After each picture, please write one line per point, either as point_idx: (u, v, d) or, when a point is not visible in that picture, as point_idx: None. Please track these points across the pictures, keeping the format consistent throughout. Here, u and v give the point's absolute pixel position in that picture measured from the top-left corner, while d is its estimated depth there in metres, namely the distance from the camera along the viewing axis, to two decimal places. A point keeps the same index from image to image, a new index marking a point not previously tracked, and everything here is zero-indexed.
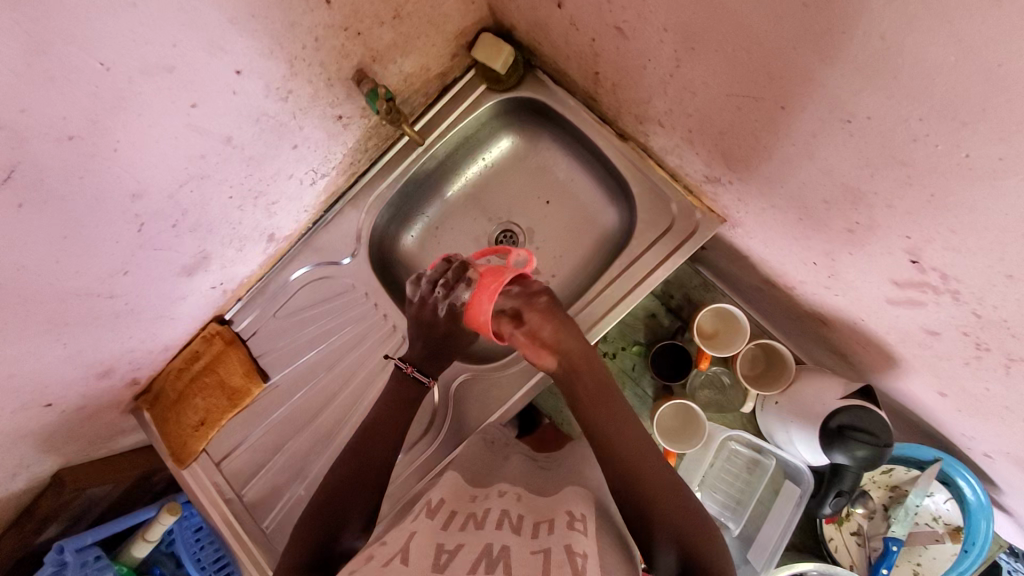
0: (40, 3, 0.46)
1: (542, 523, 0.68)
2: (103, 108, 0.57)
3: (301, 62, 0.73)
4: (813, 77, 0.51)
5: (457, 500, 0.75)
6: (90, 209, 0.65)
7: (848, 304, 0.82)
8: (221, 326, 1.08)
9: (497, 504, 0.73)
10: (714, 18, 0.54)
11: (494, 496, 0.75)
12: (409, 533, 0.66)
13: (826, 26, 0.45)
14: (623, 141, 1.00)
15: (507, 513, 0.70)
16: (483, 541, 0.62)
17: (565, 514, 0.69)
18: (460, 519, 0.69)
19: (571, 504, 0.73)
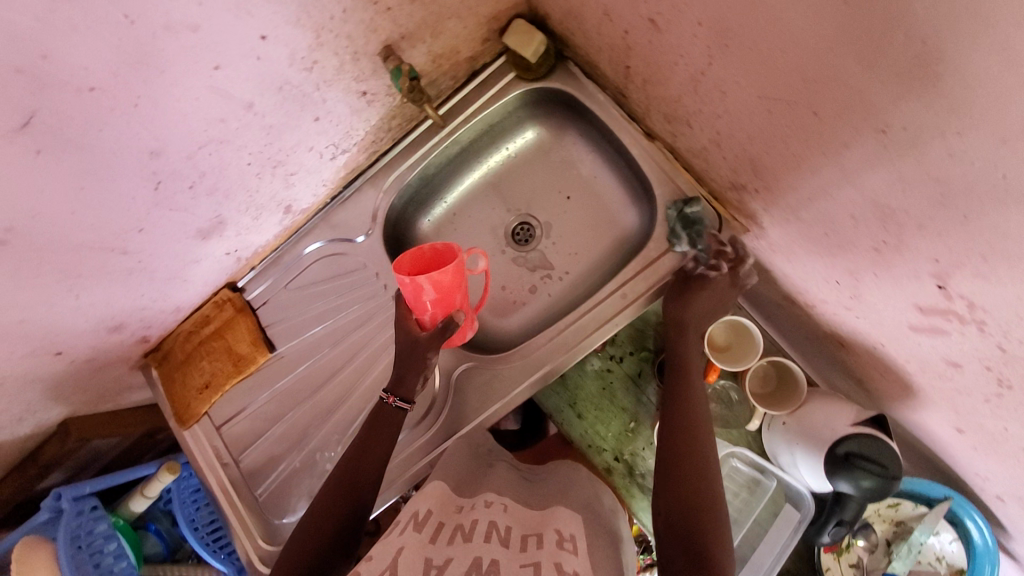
0: None
1: (530, 536, 0.69)
2: (127, 62, 0.57)
3: (328, 33, 0.72)
4: (848, 81, 0.48)
5: (444, 511, 0.74)
6: (108, 162, 0.66)
7: (870, 327, 0.79)
8: (234, 293, 1.10)
9: (484, 514, 0.72)
10: (752, 15, 0.52)
11: (480, 506, 0.75)
12: (395, 546, 0.65)
13: (868, 27, 0.42)
14: (650, 141, 0.97)
15: (495, 525, 0.70)
16: (471, 554, 0.63)
17: (554, 531, 0.69)
18: (447, 531, 0.69)
19: (561, 521, 0.72)
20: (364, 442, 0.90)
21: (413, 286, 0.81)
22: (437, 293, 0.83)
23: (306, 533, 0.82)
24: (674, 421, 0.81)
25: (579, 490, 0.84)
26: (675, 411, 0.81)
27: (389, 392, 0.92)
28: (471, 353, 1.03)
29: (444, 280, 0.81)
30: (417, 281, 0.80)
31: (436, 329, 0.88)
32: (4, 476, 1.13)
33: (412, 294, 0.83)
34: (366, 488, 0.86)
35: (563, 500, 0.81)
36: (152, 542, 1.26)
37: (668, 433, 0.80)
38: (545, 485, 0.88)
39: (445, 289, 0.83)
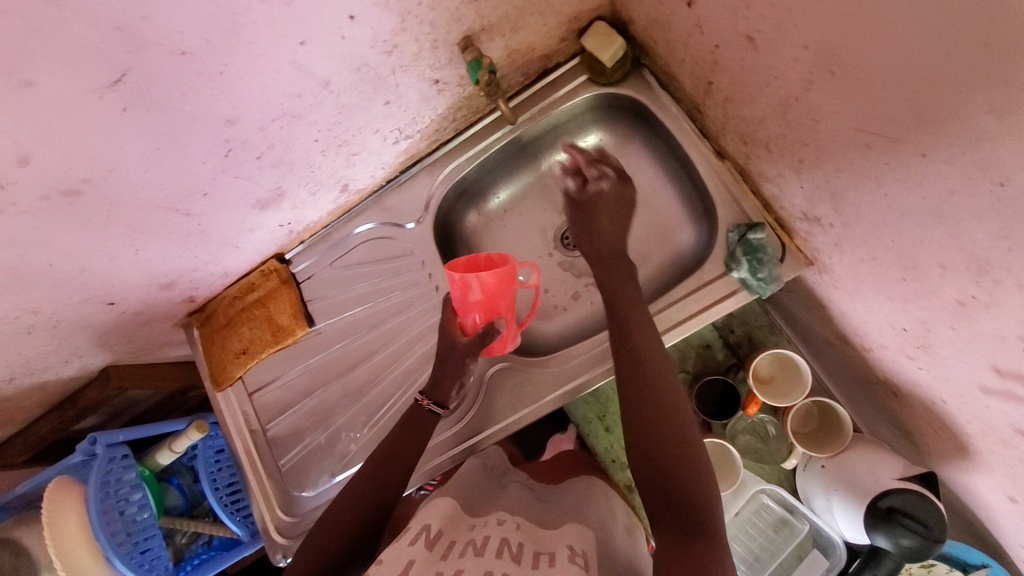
0: None
1: (542, 553, 0.67)
2: (219, 30, 0.57)
3: (414, 19, 0.71)
4: (967, 125, 0.45)
5: (454, 528, 0.73)
6: (186, 126, 0.66)
7: (931, 381, 0.76)
8: (281, 264, 1.11)
9: (496, 531, 0.72)
10: (868, 44, 0.49)
11: (492, 524, 0.74)
12: (405, 559, 0.64)
13: (1004, 72, 0.39)
14: (720, 160, 0.94)
15: (507, 542, 0.69)
16: (482, 568, 0.62)
17: (566, 548, 0.68)
18: (459, 547, 0.68)
19: (572, 539, 0.70)
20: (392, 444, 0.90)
21: (462, 284, 0.80)
22: (483, 297, 0.82)
23: (331, 520, 0.81)
24: (628, 384, 0.77)
25: (596, 510, 0.82)
26: (630, 373, 0.78)
27: (424, 394, 0.93)
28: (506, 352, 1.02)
29: (493, 284, 0.80)
30: (467, 279, 0.79)
31: (475, 336, 0.87)
32: (40, 414, 1.15)
33: (459, 295, 0.82)
34: (392, 480, 0.86)
35: (571, 517, 0.79)
36: (172, 497, 1.28)
37: (640, 399, 0.75)
38: (555, 503, 0.86)
39: (492, 295, 0.82)
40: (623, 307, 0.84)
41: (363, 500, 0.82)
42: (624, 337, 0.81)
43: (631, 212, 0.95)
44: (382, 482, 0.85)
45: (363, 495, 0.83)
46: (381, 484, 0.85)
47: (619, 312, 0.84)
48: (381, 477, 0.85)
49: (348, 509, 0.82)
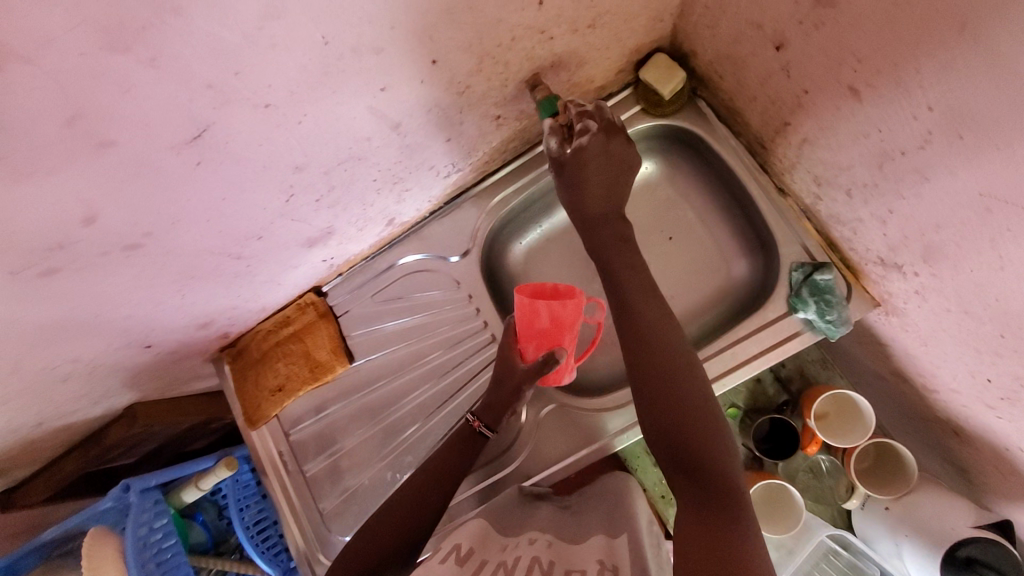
0: None
1: (573, 569, 0.65)
2: (306, 82, 0.53)
3: (490, 60, 0.68)
4: None
5: (483, 548, 0.73)
6: (255, 174, 0.62)
7: (1011, 430, 0.74)
8: (318, 297, 1.06)
9: (528, 550, 0.71)
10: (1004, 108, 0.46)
11: (523, 544, 0.73)
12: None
13: None
14: (782, 196, 0.92)
15: (537, 560, 0.68)
16: None
17: (597, 562, 0.66)
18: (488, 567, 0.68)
19: (598, 551, 0.69)
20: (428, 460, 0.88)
21: (528, 308, 0.77)
22: (550, 325, 0.79)
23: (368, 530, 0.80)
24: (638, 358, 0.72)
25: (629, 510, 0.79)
26: (634, 340, 0.72)
27: (477, 416, 0.89)
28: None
29: (561, 313, 0.77)
30: (533, 304, 0.77)
31: (534, 363, 0.84)
32: (62, 453, 1.10)
33: (525, 318, 0.80)
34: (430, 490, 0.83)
35: (600, 526, 0.76)
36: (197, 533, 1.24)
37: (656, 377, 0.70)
38: (578, 516, 0.83)
39: (560, 324, 0.79)
40: (619, 272, 0.77)
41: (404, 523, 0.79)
42: (625, 304, 0.75)
43: (619, 171, 0.79)
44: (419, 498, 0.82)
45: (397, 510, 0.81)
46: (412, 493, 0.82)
47: (614, 275, 0.77)
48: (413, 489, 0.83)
49: (378, 523, 0.80)
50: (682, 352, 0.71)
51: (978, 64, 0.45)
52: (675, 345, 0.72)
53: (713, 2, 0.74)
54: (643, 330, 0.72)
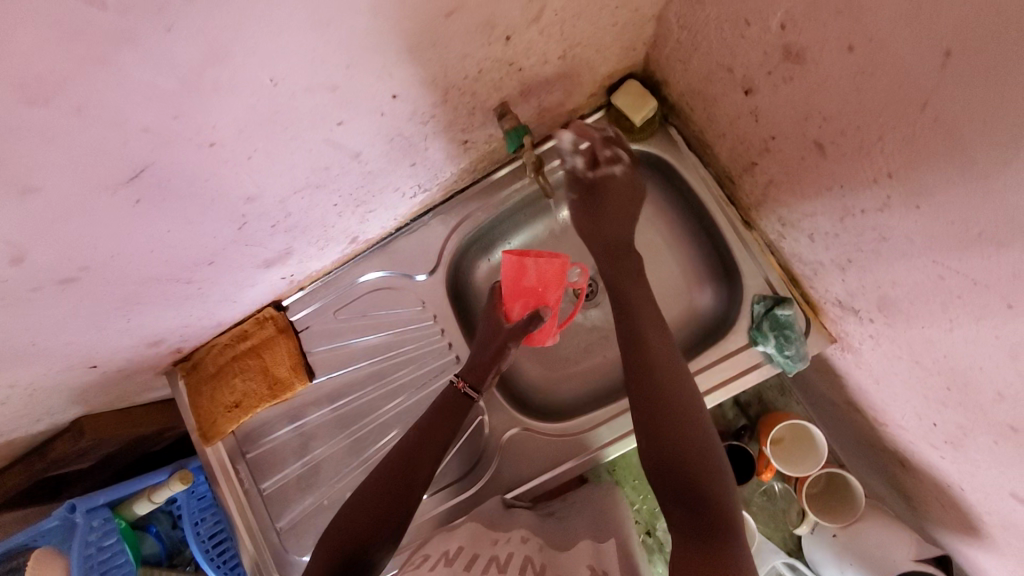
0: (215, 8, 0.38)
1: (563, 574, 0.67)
2: (255, 121, 0.50)
3: (456, 91, 0.65)
4: None
5: (476, 545, 0.75)
6: (204, 207, 0.59)
7: (953, 470, 0.77)
8: (277, 312, 1.02)
9: (518, 549, 0.73)
10: (959, 186, 0.46)
11: (514, 541, 0.75)
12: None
13: None
14: (747, 229, 0.92)
15: (529, 561, 0.70)
16: None
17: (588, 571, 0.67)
18: (482, 563, 0.70)
19: (585, 559, 0.70)
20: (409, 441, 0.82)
21: (517, 264, 0.80)
22: (534, 283, 0.82)
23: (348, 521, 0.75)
24: (635, 376, 0.74)
25: (612, 518, 0.82)
26: (638, 364, 0.74)
27: (460, 377, 0.88)
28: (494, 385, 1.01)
29: (547, 271, 0.80)
30: (524, 259, 0.79)
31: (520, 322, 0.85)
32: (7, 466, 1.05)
33: (512, 276, 0.82)
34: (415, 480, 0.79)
35: (587, 533, 0.78)
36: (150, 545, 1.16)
37: (657, 401, 0.71)
38: (558, 522, 0.85)
39: (543, 284, 0.81)
40: (628, 292, 0.79)
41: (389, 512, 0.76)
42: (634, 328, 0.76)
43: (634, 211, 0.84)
44: (404, 487, 0.78)
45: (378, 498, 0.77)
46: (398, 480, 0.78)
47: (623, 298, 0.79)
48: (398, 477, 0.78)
49: (358, 513, 0.76)
50: (681, 371, 0.73)
51: (937, 142, 0.45)
52: (675, 370, 0.73)
53: (686, 38, 0.72)
54: (644, 349, 0.75)
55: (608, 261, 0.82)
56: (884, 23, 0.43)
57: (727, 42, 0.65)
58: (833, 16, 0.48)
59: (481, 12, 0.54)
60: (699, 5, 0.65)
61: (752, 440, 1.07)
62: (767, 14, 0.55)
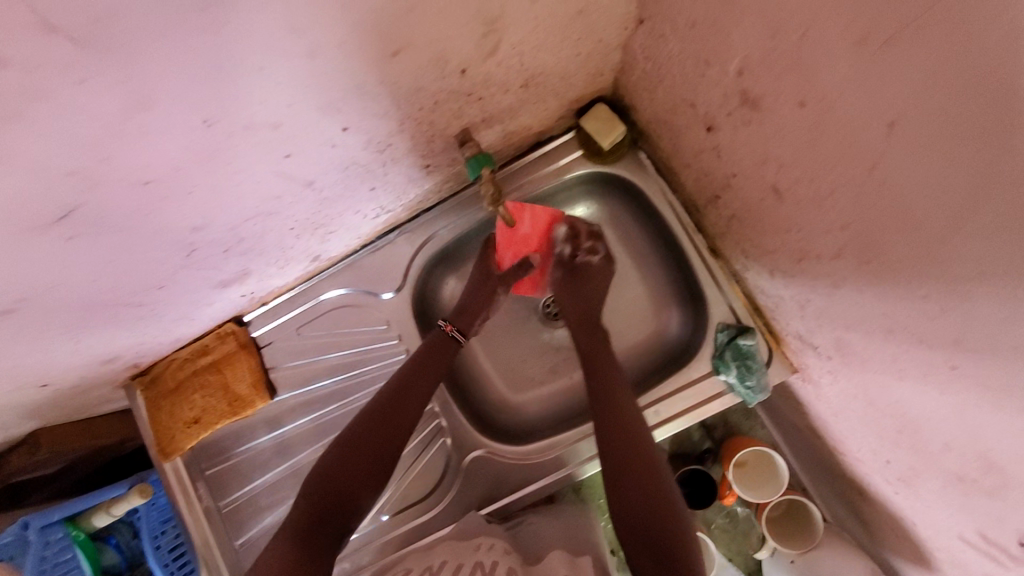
0: (133, 57, 0.36)
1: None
2: (193, 159, 0.48)
3: (412, 121, 0.64)
4: (1000, 363, 0.42)
5: (458, 556, 0.78)
6: (146, 239, 0.57)
7: (906, 504, 0.77)
8: (238, 327, 1.00)
9: (501, 559, 0.76)
10: (903, 246, 0.46)
11: (494, 551, 0.79)
12: None
13: None
14: (713, 256, 0.92)
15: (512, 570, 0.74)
16: None
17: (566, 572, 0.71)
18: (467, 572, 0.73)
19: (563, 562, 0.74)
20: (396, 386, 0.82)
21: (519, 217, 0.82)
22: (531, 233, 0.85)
23: (334, 472, 0.74)
24: (599, 417, 0.78)
25: (583, 529, 0.87)
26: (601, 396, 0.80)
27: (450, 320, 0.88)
28: (457, 405, 1.00)
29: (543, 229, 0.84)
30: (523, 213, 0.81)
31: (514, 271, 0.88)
32: None
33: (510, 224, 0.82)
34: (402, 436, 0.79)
35: (560, 542, 0.84)
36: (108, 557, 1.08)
37: (618, 429, 0.76)
38: (530, 533, 0.89)
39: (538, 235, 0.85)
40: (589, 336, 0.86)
41: (375, 469, 0.76)
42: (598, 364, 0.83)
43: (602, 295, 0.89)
44: (392, 442, 0.78)
45: (364, 450, 0.76)
46: (387, 435, 0.78)
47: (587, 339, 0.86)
48: (388, 431, 0.78)
49: (344, 466, 0.75)
50: (641, 419, 0.78)
51: (884, 204, 0.45)
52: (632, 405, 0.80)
53: (650, 69, 0.71)
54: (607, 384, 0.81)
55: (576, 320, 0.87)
56: (832, 86, 0.42)
57: (689, 79, 0.64)
58: (784, 71, 0.47)
59: (432, 48, 0.53)
60: (661, 39, 0.64)
61: (716, 462, 1.07)
62: (723, 59, 0.54)
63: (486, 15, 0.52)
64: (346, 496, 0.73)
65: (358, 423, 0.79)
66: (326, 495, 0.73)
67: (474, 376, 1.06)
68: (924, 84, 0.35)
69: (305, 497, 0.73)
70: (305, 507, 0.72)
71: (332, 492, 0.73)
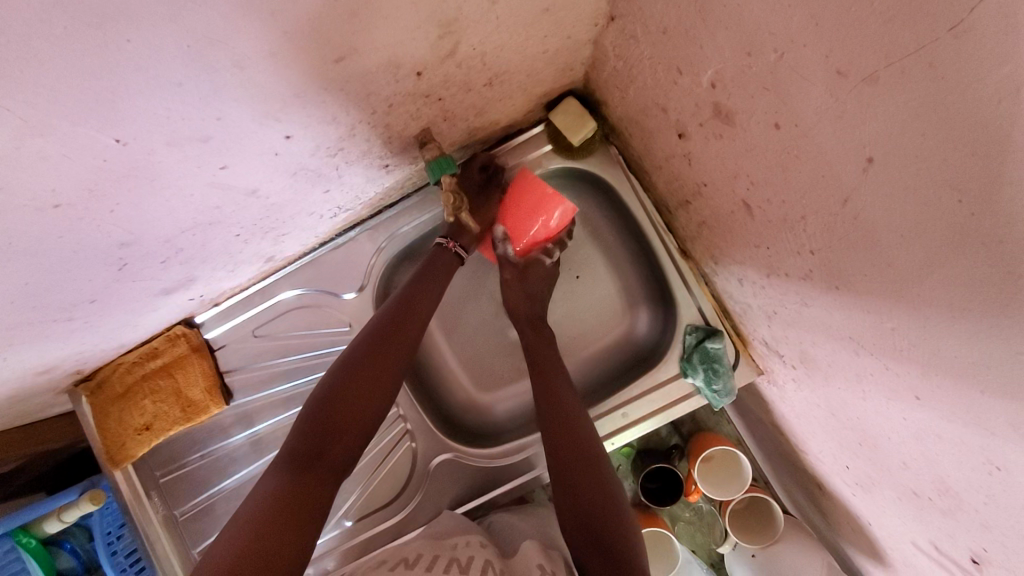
0: (16, 80, 0.31)
1: None
2: (108, 178, 0.44)
3: (365, 125, 0.59)
4: (967, 401, 0.41)
5: (432, 547, 0.74)
6: (66, 259, 0.51)
7: (862, 506, 0.79)
8: (190, 329, 0.92)
9: (479, 553, 0.72)
10: (875, 276, 0.44)
11: (471, 546, 0.74)
12: None
13: (1010, 395, 0.36)
14: (684, 258, 0.90)
15: (490, 564, 0.70)
16: None
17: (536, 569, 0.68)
18: (444, 563, 0.69)
19: (536, 555, 0.71)
20: (395, 308, 0.77)
21: (547, 204, 0.82)
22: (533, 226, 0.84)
23: (335, 394, 0.69)
24: (544, 417, 0.77)
25: (548, 523, 0.86)
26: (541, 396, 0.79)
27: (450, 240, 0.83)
28: (423, 407, 0.97)
29: (553, 227, 0.84)
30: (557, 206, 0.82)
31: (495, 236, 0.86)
32: None
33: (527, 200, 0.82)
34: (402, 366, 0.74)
35: (532, 534, 0.83)
36: (64, 563, 0.92)
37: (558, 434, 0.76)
38: (505, 530, 0.85)
39: (539, 227, 0.84)
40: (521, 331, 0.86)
41: (377, 397, 0.71)
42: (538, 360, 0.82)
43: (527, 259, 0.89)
44: (391, 369, 0.73)
45: (366, 374, 0.71)
46: (384, 361, 0.72)
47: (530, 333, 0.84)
48: (388, 354, 0.73)
49: (345, 388, 0.70)
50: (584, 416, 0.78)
51: (856, 237, 0.43)
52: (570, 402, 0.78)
53: (622, 68, 0.67)
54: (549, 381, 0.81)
55: (527, 331, 0.86)
56: (810, 114, 0.40)
57: (661, 84, 0.61)
58: (759, 91, 0.44)
59: (381, 54, 0.48)
60: (632, 40, 0.60)
61: (682, 458, 1.08)
62: (697, 69, 0.51)
63: (441, 17, 0.48)
64: (346, 422, 0.68)
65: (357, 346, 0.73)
66: (325, 421, 0.67)
67: (441, 376, 1.03)
68: (907, 124, 0.33)
69: (302, 424, 0.68)
70: (302, 435, 0.67)
71: (330, 416, 0.68)
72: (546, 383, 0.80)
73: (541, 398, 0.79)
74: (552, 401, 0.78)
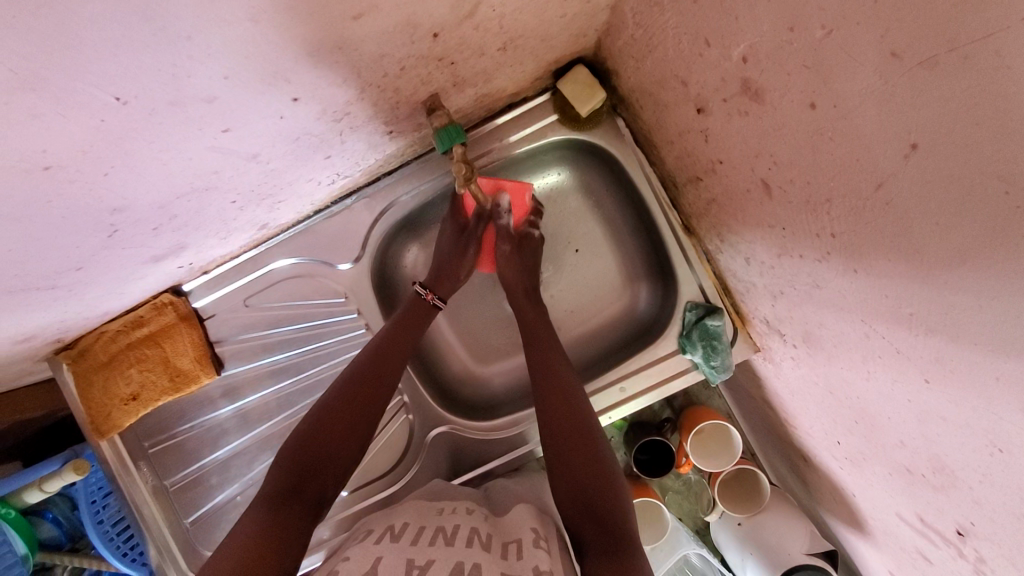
0: (8, 25, 0.28)
1: (509, 542, 0.65)
2: (105, 139, 0.41)
3: (374, 88, 0.56)
4: (979, 387, 0.42)
5: (421, 517, 0.70)
6: (54, 225, 0.48)
7: (847, 480, 0.81)
8: (177, 298, 0.88)
9: (465, 520, 0.69)
10: (901, 262, 0.43)
11: (461, 513, 0.72)
12: (373, 556, 0.59)
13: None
14: (687, 234, 0.89)
15: (476, 531, 0.66)
16: (453, 558, 0.59)
17: (530, 532, 0.66)
18: (428, 533, 0.65)
19: (530, 521, 0.70)
20: (374, 348, 0.76)
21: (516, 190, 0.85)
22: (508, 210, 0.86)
23: (309, 437, 0.67)
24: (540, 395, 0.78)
25: (538, 484, 0.85)
26: (539, 375, 0.79)
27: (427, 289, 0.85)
28: (421, 380, 0.97)
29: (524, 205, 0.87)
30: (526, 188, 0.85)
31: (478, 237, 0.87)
32: None
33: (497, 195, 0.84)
34: (378, 403, 0.72)
35: (528, 494, 0.82)
36: (46, 532, 0.90)
37: (548, 406, 0.76)
38: (500, 492, 0.84)
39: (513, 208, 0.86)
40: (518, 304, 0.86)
41: (355, 438, 0.69)
42: (539, 338, 0.83)
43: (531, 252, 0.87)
44: (368, 411, 0.71)
45: (339, 416, 0.69)
46: (358, 404, 0.71)
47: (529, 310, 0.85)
48: (359, 399, 0.71)
49: (354, 388, 0.71)
50: (582, 395, 0.79)
51: (886, 223, 0.43)
52: (557, 377, 0.79)
53: (640, 37, 0.65)
54: (542, 359, 0.81)
55: (528, 306, 0.86)
56: (856, 95, 0.39)
57: (683, 56, 0.59)
58: (798, 68, 0.44)
59: (398, 12, 0.45)
60: (656, 8, 0.58)
61: (673, 431, 1.10)
62: (728, 42, 0.50)
63: None
64: (326, 456, 0.66)
65: (338, 386, 0.72)
66: (302, 461, 0.65)
67: (439, 347, 1.02)
68: (962, 111, 0.32)
69: (286, 451, 0.67)
70: (292, 449, 0.67)
71: (307, 457, 0.66)
72: (547, 362, 0.80)
73: (538, 374, 0.80)
74: (551, 379, 0.78)
